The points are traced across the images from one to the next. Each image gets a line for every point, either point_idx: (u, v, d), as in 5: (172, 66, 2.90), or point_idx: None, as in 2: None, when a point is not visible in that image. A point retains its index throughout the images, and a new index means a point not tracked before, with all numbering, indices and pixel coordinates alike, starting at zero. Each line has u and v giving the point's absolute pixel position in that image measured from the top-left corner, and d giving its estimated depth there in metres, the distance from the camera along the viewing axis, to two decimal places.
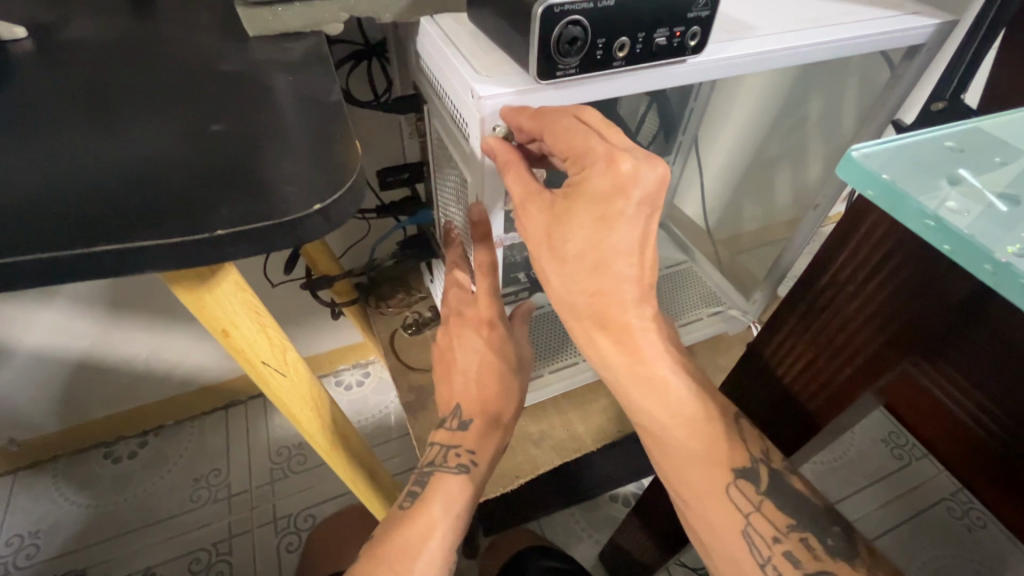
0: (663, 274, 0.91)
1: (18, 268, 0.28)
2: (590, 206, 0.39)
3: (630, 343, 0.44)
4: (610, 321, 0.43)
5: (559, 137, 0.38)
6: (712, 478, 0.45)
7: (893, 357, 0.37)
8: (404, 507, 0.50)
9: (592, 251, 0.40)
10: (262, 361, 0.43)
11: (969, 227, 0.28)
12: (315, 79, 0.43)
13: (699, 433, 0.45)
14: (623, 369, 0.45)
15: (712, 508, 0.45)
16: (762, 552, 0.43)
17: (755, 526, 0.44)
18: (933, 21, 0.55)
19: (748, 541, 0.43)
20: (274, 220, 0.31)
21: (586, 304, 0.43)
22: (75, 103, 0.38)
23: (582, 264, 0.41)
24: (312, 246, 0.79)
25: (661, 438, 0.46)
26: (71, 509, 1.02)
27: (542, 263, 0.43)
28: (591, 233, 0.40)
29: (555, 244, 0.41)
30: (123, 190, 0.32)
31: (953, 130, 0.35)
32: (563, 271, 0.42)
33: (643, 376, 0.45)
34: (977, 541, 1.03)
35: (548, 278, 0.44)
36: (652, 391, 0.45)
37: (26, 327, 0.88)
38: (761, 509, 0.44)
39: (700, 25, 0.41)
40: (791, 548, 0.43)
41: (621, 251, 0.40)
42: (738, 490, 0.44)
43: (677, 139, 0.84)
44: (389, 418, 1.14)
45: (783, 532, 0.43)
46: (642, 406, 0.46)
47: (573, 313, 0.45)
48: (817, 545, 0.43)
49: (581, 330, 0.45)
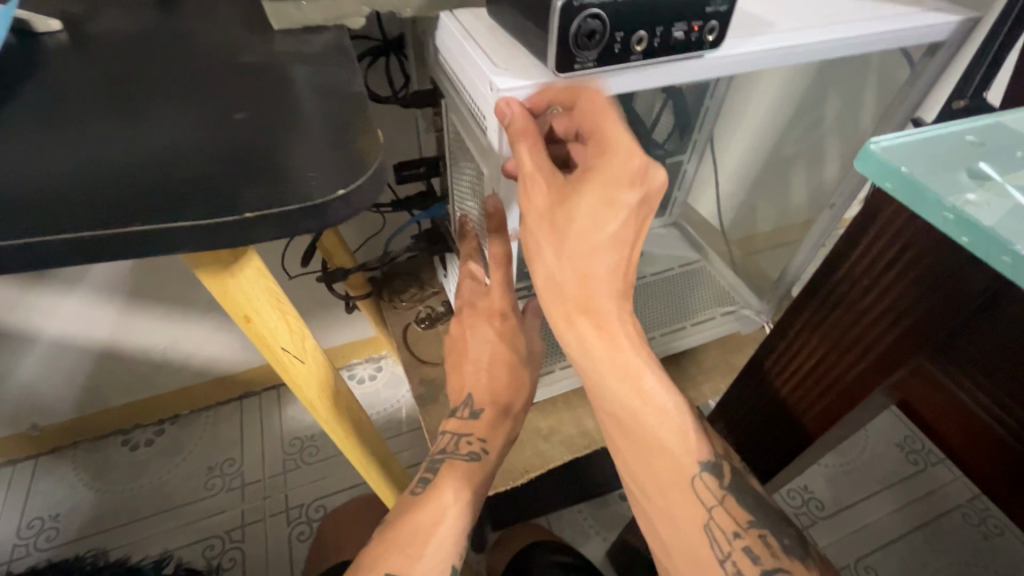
0: (676, 272, 0.89)
1: (55, 244, 0.29)
2: (598, 190, 0.40)
3: (609, 331, 0.44)
4: (592, 307, 0.44)
5: (586, 111, 0.40)
6: (677, 472, 0.45)
7: (906, 353, 0.37)
8: (416, 492, 0.51)
9: (592, 234, 0.41)
10: (281, 347, 0.44)
11: (992, 219, 0.27)
12: (336, 70, 0.43)
13: (668, 426, 0.45)
14: (602, 356, 0.44)
15: (683, 500, 0.44)
16: (722, 548, 0.42)
17: (717, 520, 0.43)
18: (956, 18, 0.54)
19: (709, 536, 0.43)
20: (299, 205, 0.31)
21: (578, 295, 0.44)
22: (103, 93, 0.39)
23: (582, 247, 0.42)
24: (327, 237, 0.80)
25: (632, 427, 0.45)
26: (89, 493, 1.04)
27: (541, 246, 0.43)
28: (594, 216, 0.41)
29: (559, 224, 0.42)
30: (152, 174, 0.33)
31: (974, 125, 0.35)
32: (562, 254, 0.42)
33: (622, 364, 0.44)
34: (993, 549, 1.01)
35: (542, 253, 0.43)
36: (626, 381, 0.44)
37: (51, 314, 0.90)
38: (723, 503, 0.44)
39: (718, 20, 0.41)
40: (750, 543, 0.42)
41: (618, 240, 0.42)
42: (702, 484, 0.45)
43: (692, 137, 0.84)
44: (400, 412, 1.15)
45: (744, 528, 0.43)
46: (614, 395, 0.44)
47: (561, 302, 0.44)
48: (774, 542, 0.43)
49: (562, 313, 0.44)
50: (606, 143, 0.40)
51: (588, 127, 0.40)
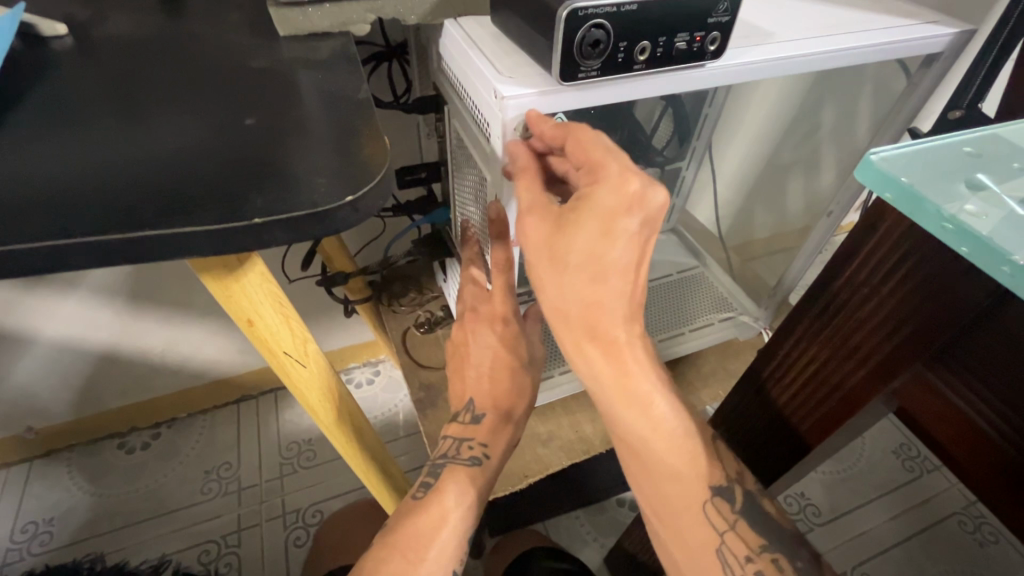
0: (674, 279, 0.91)
1: (65, 247, 0.29)
2: (594, 218, 0.39)
3: (619, 359, 0.43)
4: (600, 333, 0.43)
5: (576, 147, 0.40)
6: (688, 495, 0.45)
7: (906, 361, 0.37)
8: (417, 496, 0.51)
9: (592, 264, 0.40)
10: (283, 352, 0.44)
11: (989, 229, 0.28)
12: (342, 77, 0.44)
13: (679, 450, 0.45)
14: (611, 384, 0.44)
15: (694, 520, 0.45)
16: (735, 572, 0.43)
17: (729, 545, 0.43)
18: (951, 31, 0.55)
19: (721, 560, 0.43)
20: (306, 210, 0.32)
21: (582, 324, 0.43)
22: (109, 98, 0.39)
23: (583, 278, 0.41)
24: (328, 242, 0.80)
25: (643, 452, 0.45)
26: (84, 497, 1.03)
27: (543, 277, 0.42)
28: (594, 245, 0.40)
29: (558, 255, 0.40)
30: (159, 179, 0.33)
31: (972, 137, 0.36)
32: (563, 283, 0.41)
33: (630, 392, 0.44)
34: (989, 556, 1.01)
35: (545, 286, 0.43)
36: (635, 405, 0.44)
37: (49, 316, 0.90)
38: (735, 528, 0.44)
39: (720, 31, 0.42)
40: (762, 568, 0.42)
41: (621, 267, 0.41)
42: (715, 508, 0.45)
43: (691, 144, 0.84)
44: (398, 416, 1.15)
45: (756, 552, 0.43)
46: (623, 421, 0.45)
47: (567, 329, 0.44)
48: (787, 566, 0.43)
49: (572, 340, 0.44)
50: (597, 172, 0.39)
51: (579, 157, 0.40)
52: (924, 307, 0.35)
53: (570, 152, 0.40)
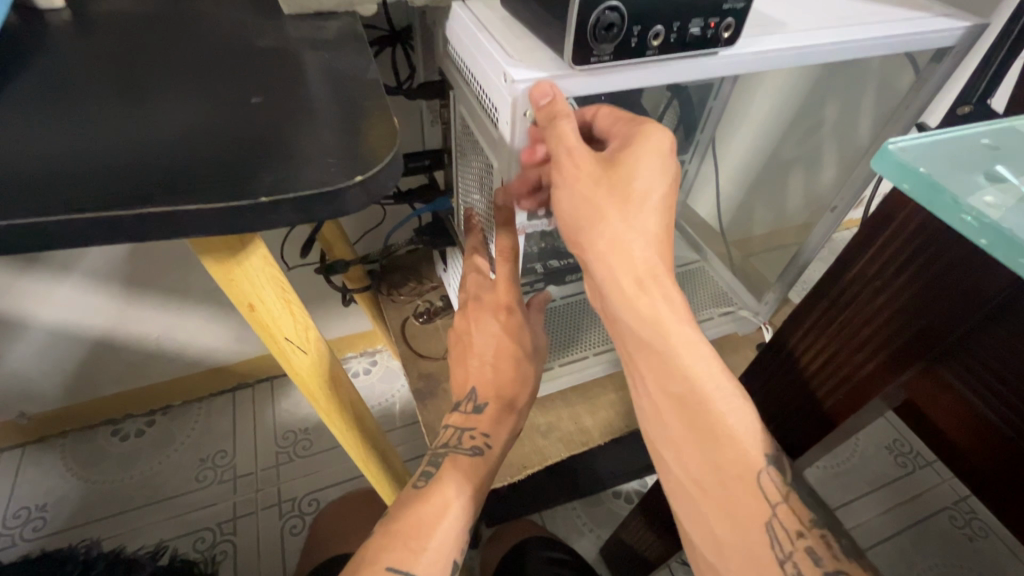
0: (675, 272, 0.89)
1: (72, 223, 0.28)
2: (653, 151, 0.41)
3: (673, 302, 0.44)
4: (654, 274, 0.43)
5: (608, 114, 0.45)
6: (743, 462, 0.42)
7: (918, 352, 0.37)
8: (419, 486, 0.51)
9: (653, 193, 0.42)
10: (284, 336, 0.44)
11: (1008, 221, 0.28)
12: (349, 57, 0.43)
13: (734, 412, 0.43)
14: (671, 325, 0.44)
15: (747, 492, 0.42)
16: (783, 548, 0.40)
17: (781, 519, 0.41)
18: (964, 24, 0.54)
19: (771, 535, 0.41)
20: (316, 190, 0.31)
21: (646, 261, 0.43)
22: (107, 72, 0.38)
23: (646, 211, 0.42)
24: (327, 228, 0.79)
25: (700, 412, 0.43)
26: (76, 484, 1.02)
27: (606, 213, 0.41)
28: (653, 176, 0.41)
29: (619, 186, 0.41)
30: (163, 156, 0.32)
31: (986, 130, 0.36)
32: (630, 215, 0.42)
33: (690, 340, 0.44)
34: (978, 550, 1.03)
35: (605, 219, 0.42)
36: (697, 355, 0.44)
37: (41, 301, 0.88)
38: (789, 500, 0.42)
39: (734, 17, 0.41)
40: (813, 544, 0.40)
41: (669, 202, 0.43)
42: (768, 479, 0.42)
43: (696, 138, 0.81)
44: (394, 406, 1.15)
45: (806, 527, 0.41)
46: (685, 372, 0.43)
47: (626, 270, 0.43)
48: (835, 543, 0.41)
49: (631, 282, 0.43)
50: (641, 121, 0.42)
51: (608, 125, 0.45)
52: (939, 295, 0.35)
53: (602, 117, 0.45)
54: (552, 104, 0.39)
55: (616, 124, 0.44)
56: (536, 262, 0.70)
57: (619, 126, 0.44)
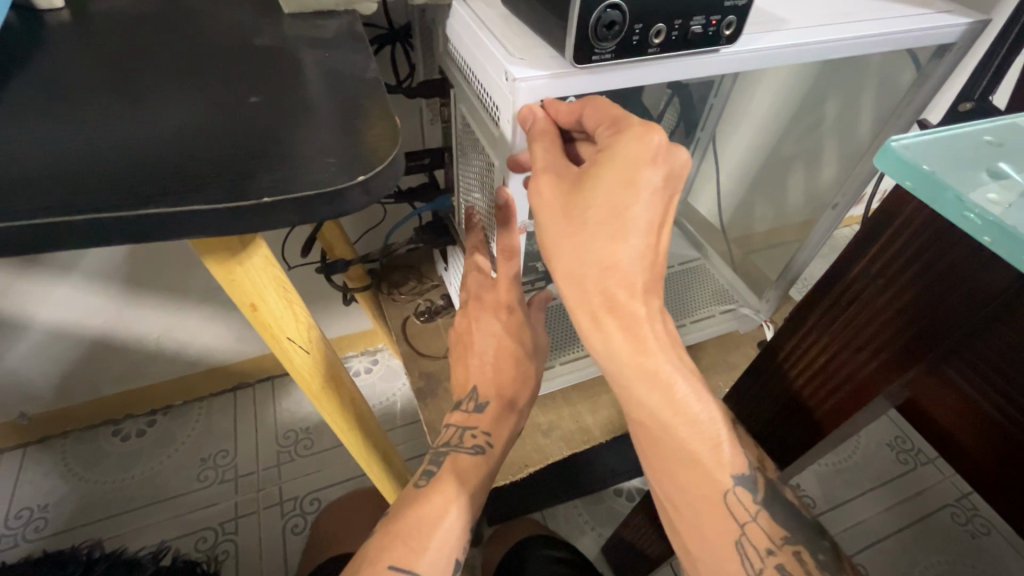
0: (674, 271, 0.89)
1: (69, 225, 0.28)
2: (619, 168, 0.39)
3: (637, 333, 0.42)
4: (617, 302, 0.41)
5: (595, 111, 0.41)
6: (708, 484, 0.43)
7: (919, 352, 0.37)
8: (420, 484, 0.51)
9: (613, 220, 0.40)
10: (286, 337, 0.44)
11: (1011, 218, 0.28)
12: (347, 56, 0.43)
13: (701, 436, 0.43)
14: (628, 357, 0.42)
15: (714, 511, 0.42)
16: (754, 565, 0.40)
17: (749, 536, 0.41)
18: (966, 20, 0.54)
19: (739, 552, 0.41)
20: (317, 190, 0.31)
21: (599, 292, 0.41)
22: (103, 73, 0.38)
23: (603, 235, 0.40)
24: (326, 227, 0.79)
25: (663, 437, 0.43)
26: (77, 484, 1.03)
27: (560, 243, 0.41)
28: (614, 196, 0.39)
29: (574, 212, 0.40)
30: (160, 156, 0.32)
31: (992, 125, 0.36)
32: (578, 244, 0.41)
33: (650, 370, 0.42)
34: (979, 547, 1.03)
35: (560, 250, 0.42)
36: (657, 387, 0.42)
37: (42, 301, 0.88)
38: (757, 518, 0.42)
39: (736, 15, 0.41)
40: (784, 561, 0.40)
41: (643, 224, 0.40)
42: (735, 498, 0.43)
43: (696, 135, 0.82)
44: (396, 405, 1.15)
45: (777, 544, 0.41)
46: (644, 403, 0.43)
47: (583, 300, 0.42)
48: (809, 560, 0.41)
49: (587, 314, 0.42)
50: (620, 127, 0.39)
51: (594, 122, 0.41)
52: (940, 301, 0.35)
53: (587, 117, 0.41)
54: (535, 127, 0.41)
55: (598, 131, 0.41)
56: (536, 261, 0.71)
57: (598, 133, 0.41)
